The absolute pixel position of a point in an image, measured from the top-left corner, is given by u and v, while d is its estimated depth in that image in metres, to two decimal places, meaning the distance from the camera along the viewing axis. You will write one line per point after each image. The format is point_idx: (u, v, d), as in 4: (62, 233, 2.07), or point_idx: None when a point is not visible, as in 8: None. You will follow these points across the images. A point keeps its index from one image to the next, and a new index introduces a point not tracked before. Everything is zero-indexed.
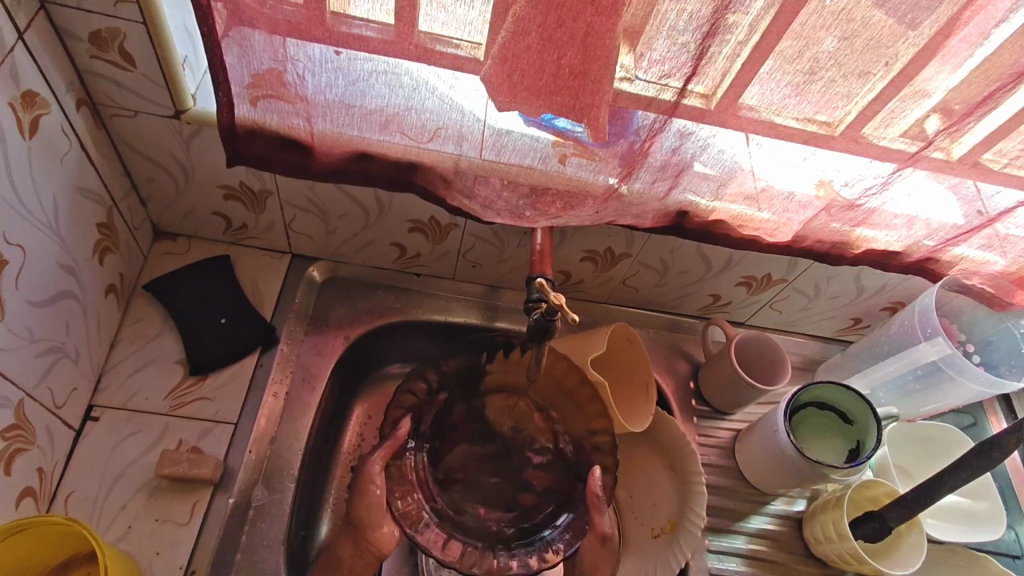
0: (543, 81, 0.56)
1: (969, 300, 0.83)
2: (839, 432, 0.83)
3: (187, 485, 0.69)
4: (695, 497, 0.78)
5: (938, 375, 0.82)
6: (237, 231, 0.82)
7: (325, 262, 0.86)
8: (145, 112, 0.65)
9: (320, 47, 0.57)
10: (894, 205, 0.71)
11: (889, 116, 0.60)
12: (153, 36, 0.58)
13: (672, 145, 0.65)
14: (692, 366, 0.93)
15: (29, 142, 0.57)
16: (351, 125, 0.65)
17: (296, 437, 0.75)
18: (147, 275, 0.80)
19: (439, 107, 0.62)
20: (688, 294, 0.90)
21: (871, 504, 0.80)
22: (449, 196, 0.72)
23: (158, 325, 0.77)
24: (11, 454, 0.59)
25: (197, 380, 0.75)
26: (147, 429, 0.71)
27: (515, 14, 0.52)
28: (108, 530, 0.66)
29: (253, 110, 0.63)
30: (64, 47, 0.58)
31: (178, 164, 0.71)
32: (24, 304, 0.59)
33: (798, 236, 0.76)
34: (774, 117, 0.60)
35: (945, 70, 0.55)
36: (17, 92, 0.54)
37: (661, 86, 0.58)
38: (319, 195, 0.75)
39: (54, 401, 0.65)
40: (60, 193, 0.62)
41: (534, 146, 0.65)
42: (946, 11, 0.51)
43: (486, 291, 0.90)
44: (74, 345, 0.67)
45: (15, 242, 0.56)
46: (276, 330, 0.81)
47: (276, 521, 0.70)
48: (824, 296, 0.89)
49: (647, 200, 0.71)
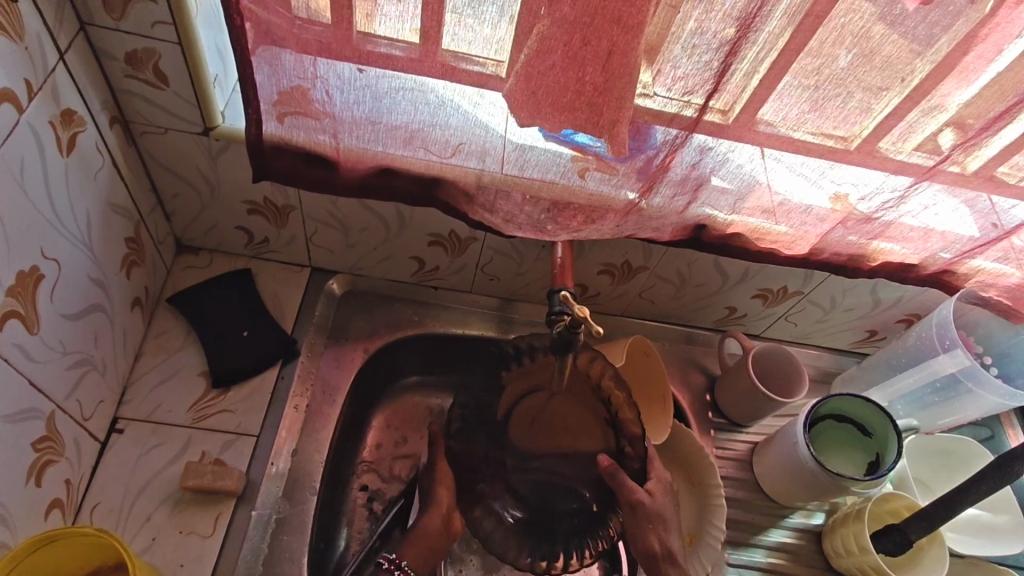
0: (566, 98, 0.58)
1: (987, 312, 0.83)
2: (857, 445, 0.83)
3: (210, 497, 0.70)
4: (715, 509, 0.79)
5: (956, 388, 0.82)
6: (258, 245, 0.83)
7: (345, 275, 0.87)
8: (174, 129, 0.67)
9: (347, 65, 0.59)
10: (911, 218, 0.72)
11: (905, 131, 0.61)
12: (187, 56, 0.59)
13: (692, 159, 0.66)
14: (709, 379, 0.94)
15: (67, 159, 0.58)
16: (377, 141, 0.66)
17: (318, 448, 0.76)
18: (170, 289, 0.81)
19: (463, 124, 0.63)
20: (704, 306, 0.91)
21: (891, 518, 0.80)
22: (472, 211, 0.73)
23: (181, 338, 0.78)
24: (42, 465, 0.59)
25: (219, 393, 0.76)
26: (171, 441, 0.72)
27: (539, 32, 0.53)
28: (134, 541, 0.67)
29: (280, 127, 0.65)
30: (101, 66, 0.60)
31: (205, 179, 0.73)
32: (57, 317, 0.60)
33: (815, 249, 0.76)
34: (793, 132, 0.61)
35: (963, 84, 0.56)
36: (57, 111, 0.56)
37: (683, 103, 0.59)
38: (341, 209, 0.76)
39: (82, 413, 0.65)
40: (92, 208, 0.63)
41: (556, 162, 0.66)
42: (962, 29, 0.52)
43: (501, 304, 0.91)
44: (102, 358, 0.67)
45: (51, 256, 0.58)
46: (298, 343, 0.81)
47: (299, 533, 0.71)
48: (840, 307, 0.89)
49: (667, 214, 0.72)
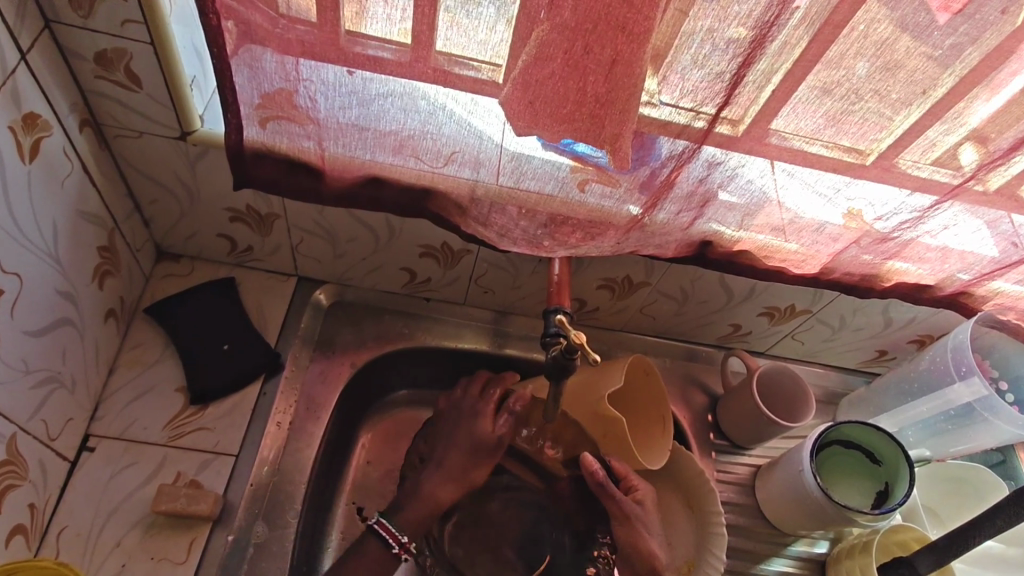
0: (566, 108, 0.54)
1: (1004, 335, 0.79)
2: (866, 474, 0.79)
3: (184, 522, 0.66)
4: (714, 538, 0.75)
5: (971, 416, 0.78)
6: (242, 253, 0.79)
7: (332, 285, 0.83)
8: (150, 132, 0.63)
9: (333, 69, 0.55)
10: (929, 238, 0.68)
11: (926, 148, 0.57)
12: (160, 55, 0.55)
13: (700, 174, 0.62)
14: (709, 398, 0.90)
15: (29, 166, 0.54)
16: (364, 149, 0.62)
17: (299, 469, 0.73)
18: (148, 297, 0.77)
19: (456, 132, 0.59)
20: (708, 323, 0.87)
21: (900, 549, 0.76)
22: (464, 224, 0.69)
23: (159, 351, 0.74)
24: (2, 491, 0.56)
25: (197, 410, 0.72)
26: (145, 460, 0.68)
27: (537, 39, 0.49)
28: (102, 569, 0.63)
29: (262, 132, 0.61)
30: (68, 65, 0.56)
31: (182, 184, 0.69)
32: (19, 334, 0.56)
33: (827, 268, 0.73)
34: (807, 146, 0.57)
35: (992, 98, 0.52)
36: (18, 115, 0.52)
37: (694, 114, 0.55)
38: (328, 219, 0.72)
39: (48, 433, 0.62)
40: (60, 218, 0.59)
41: (554, 174, 0.62)
42: (993, 41, 0.48)
43: (495, 316, 0.87)
44: (71, 374, 0.64)
45: (11, 269, 0.54)
46: (281, 356, 0.78)
47: (278, 558, 0.68)
48: (848, 327, 0.85)
49: (670, 229, 0.68)
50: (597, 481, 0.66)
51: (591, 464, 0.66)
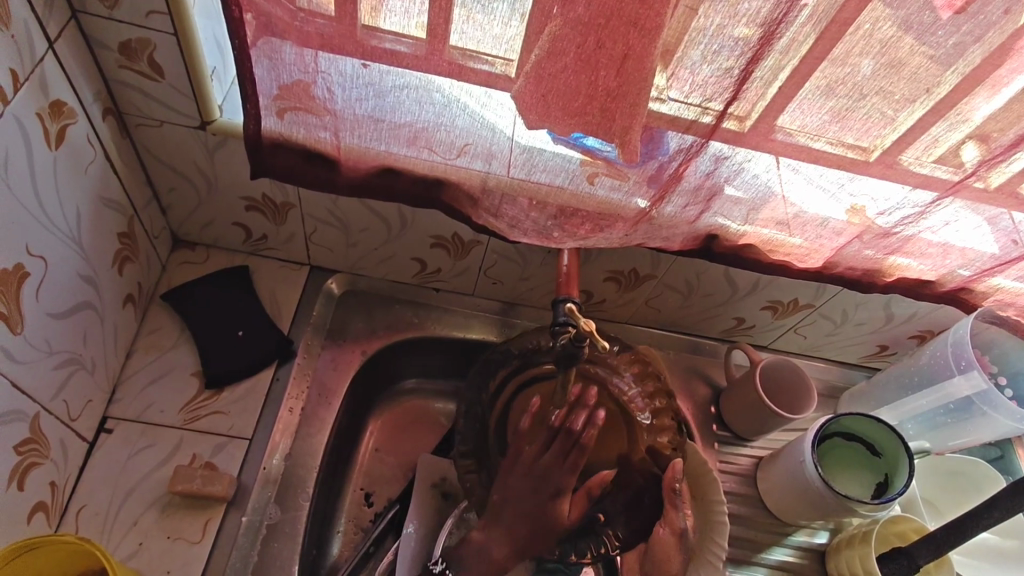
0: (578, 102, 0.55)
1: (1003, 332, 0.81)
2: (866, 466, 0.81)
3: (200, 502, 0.68)
4: (716, 526, 0.77)
5: (970, 410, 0.79)
6: (256, 242, 0.81)
7: (344, 275, 0.85)
8: (170, 121, 0.64)
9: (351, 61, 0.56)
10: (930, 234, 0.69)
11: (929, 144, 0.58)
12: (183, 45, 0.57)
13: (707, 169, 0.63)
14: (712, 390, 0.91)
15: (55, 152, 0.56)
16: (379, 140, 0.64)
17: (311, 453, 0.74)
18: (164, 284, 0.79)
19: (469, 125, 0.61)
20: (712, 316, 0.89)
21: (898, 540, 0.78)
22: (475, 214, 0.71)
23: (175, 335, 0.76)
24: (25, 469, 0.57)
25: (212, 394, 0.74)
26: (162, 442, 0.70)
27: (551, 33, 0.51)
28: (119, 547, 0.64)
29: (280, 123, 0.62)
30: (93, 56, 0.58)
31: (201, 173, 0.70)
32: (43, 317, 0.58)
33: (829, 262, 0.74)
34: (812, 142, 0.59)
35: (992, 97, 0.54)
36: (46, 102, 0.54)
37: (702, 109, 0.56)
38: (341, 208, 0.74)
39: (69, 414, 0.64)
40: (83, 204, 0.61)
41: (565, 166, 0.63)
42: (996, 39, 0.49)
43: (503, 308, 0.89)
44: (91, 356, 0.65)
45: (37, 253, 0.56)
46: (293, 343, 0.79)
47: (290, 541, 0.69)
48: (850, 321, 0.87)
49: (677, 223, 0.70)
50: (671, 489, 0.68)
51: (675, 472, 0.67)
